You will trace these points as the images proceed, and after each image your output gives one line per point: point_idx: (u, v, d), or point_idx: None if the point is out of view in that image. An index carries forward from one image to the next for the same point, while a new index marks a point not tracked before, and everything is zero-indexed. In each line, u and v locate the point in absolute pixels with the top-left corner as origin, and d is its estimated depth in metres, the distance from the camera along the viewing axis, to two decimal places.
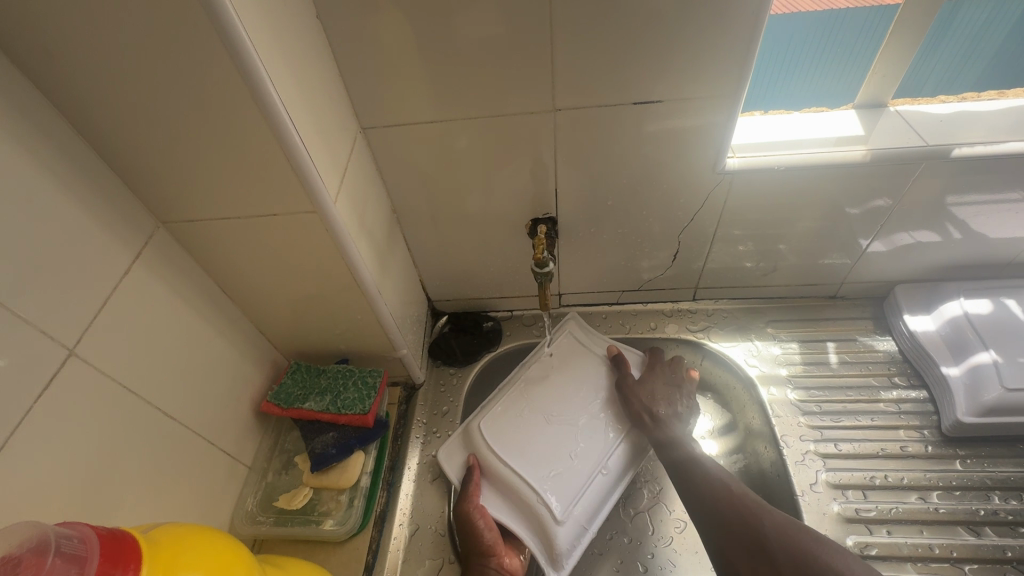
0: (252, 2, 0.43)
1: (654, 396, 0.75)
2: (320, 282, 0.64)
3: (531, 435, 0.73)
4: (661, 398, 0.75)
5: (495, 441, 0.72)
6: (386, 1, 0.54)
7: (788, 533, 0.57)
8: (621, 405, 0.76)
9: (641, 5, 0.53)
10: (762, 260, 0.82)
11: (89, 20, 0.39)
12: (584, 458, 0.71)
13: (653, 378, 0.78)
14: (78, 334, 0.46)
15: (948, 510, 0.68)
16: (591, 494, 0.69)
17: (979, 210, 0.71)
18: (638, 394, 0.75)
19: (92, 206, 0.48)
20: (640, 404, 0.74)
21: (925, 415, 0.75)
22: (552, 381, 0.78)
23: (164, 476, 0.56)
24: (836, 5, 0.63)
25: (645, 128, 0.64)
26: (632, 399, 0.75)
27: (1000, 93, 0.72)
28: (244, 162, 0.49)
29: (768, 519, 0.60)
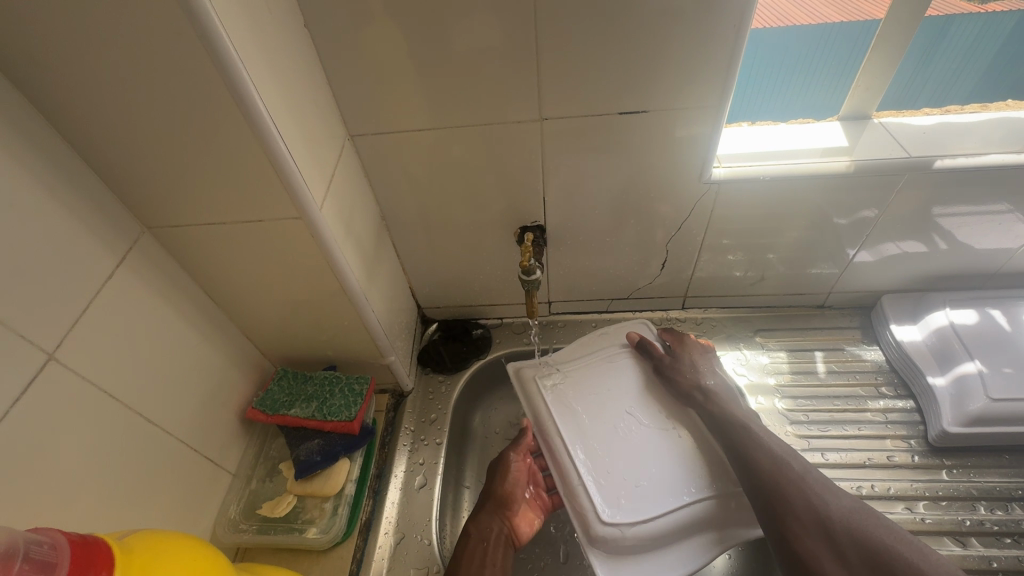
0: (238, 11, 0.43)
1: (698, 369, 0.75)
2: (306, 288, 0.64)
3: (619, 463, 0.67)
4: (699, 371, 0.75)
5: (618, 506, 0.64)
6: (373, 12, 0.54)
7: (853, 521, 0.57)
8: (666, 388, 0.74)
9: (625, 17, 0.54)
10: (751, 269, 0.83)
11: (75, 26, 0.40)
12: (669, 430, 0.71)
13: (687, 355, 0.77)
14: (57, 339, 0.46)
15: (935, 521, 0.67)
16: (709, 468, 0.67)
17: (963, 221, 0.72)
18: (687, 367, 0.75)
19: (74, 210, 0.48)
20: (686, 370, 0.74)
21: (912, 425, 0.75)
22: (592, 419, 0.71)
23: (144, 482, 0.55)
24: (830, 20, 0.65)
25: (631, 137, 0.65)
26: (679, 377, 0.74)
27: (983, 106, 0.73)
28: (230, 168, 0.50)
29: (834, 504, 0.58)
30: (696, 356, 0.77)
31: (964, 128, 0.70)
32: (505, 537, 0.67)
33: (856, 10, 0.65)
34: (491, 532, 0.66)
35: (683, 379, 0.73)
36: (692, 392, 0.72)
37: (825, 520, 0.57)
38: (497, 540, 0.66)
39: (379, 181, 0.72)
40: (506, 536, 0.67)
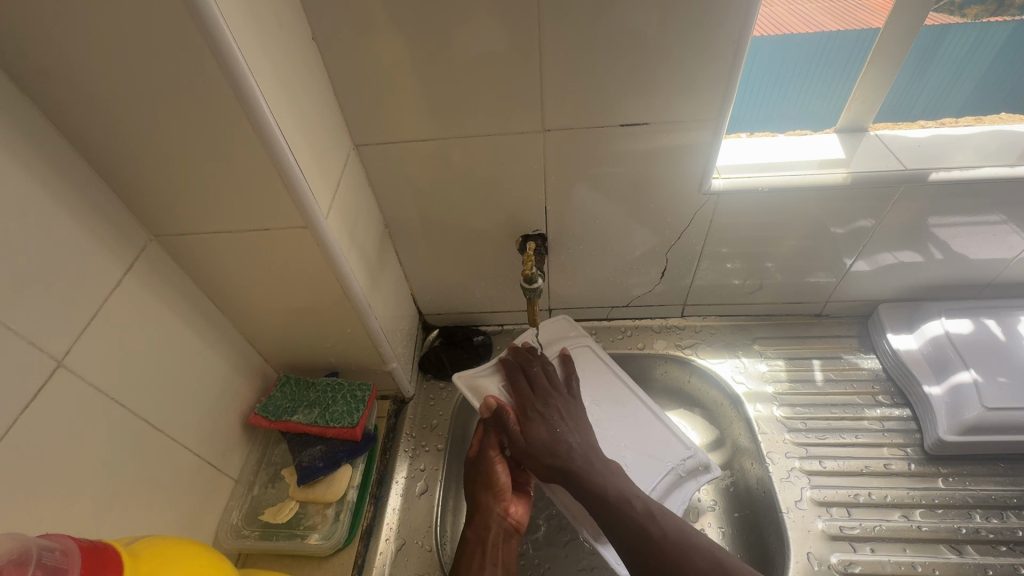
0: (249, 26, 0.44)
1: (554, 420, 0.71)
2: (310, 296, 0.64)
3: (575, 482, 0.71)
4: (546, 424, 0.71)
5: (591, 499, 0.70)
6: (380, 24, 0.55)
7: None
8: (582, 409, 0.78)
9: (627, 32, 0.55)
10: (749, 278, 0.84)
11: (90, 40, 0.41)
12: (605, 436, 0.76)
13: (541, 407, 0.73)
14: (67, 345, 0.47)
15: (931, 529, 0.68)
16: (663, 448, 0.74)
17: (958, 232, 0.73)
18: (552, 422, 0.71)
19: (85, 219, 0.48)
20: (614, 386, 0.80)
21: (908, 433, 0.76)
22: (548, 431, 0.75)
23: (149, 488, 0.56)
24: (828, 28, 0.66)
25: (632, 148, 0.66)
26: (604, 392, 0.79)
27: (977, 118, 0.74)
28: (238, 178, 0.50)
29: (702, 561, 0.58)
30: (556, 400, 0.74)
31: (959, 140, 0.71)
32: (506, 531, 0.69)
33: (853, 17, 0.65)
34: (489, 530, 0.68)
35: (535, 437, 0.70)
36: (545, 450, 0.69)
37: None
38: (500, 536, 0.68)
39: (383, 189, 0.72)
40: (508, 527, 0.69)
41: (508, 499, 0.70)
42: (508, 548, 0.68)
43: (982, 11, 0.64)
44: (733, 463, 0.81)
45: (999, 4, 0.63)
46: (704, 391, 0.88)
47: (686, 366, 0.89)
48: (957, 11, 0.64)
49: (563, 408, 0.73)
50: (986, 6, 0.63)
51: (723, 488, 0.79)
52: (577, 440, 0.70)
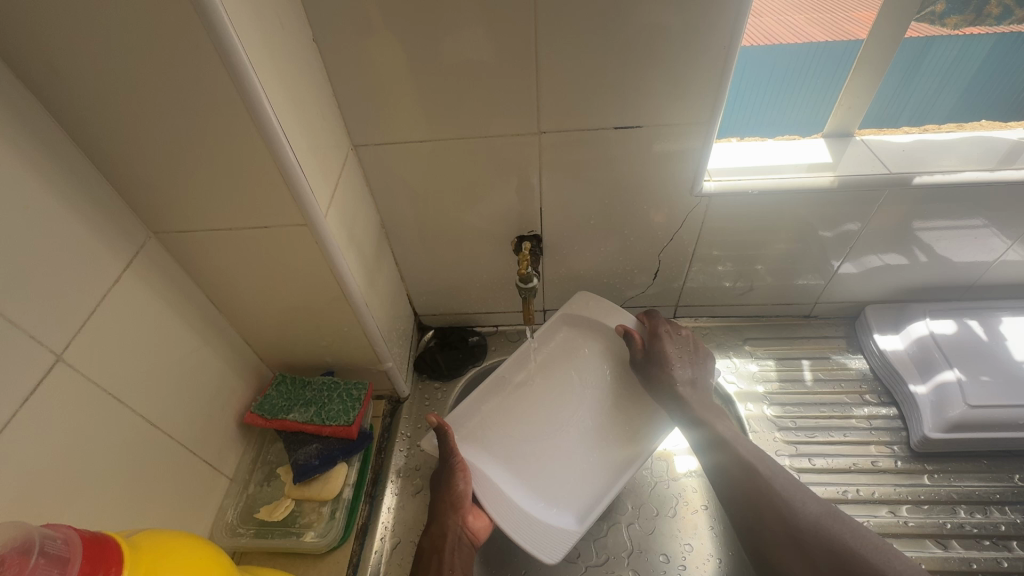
0: (252, 25, 0.45)
1: (671, 359, 0.78)
2: (307, 294, 0.65)
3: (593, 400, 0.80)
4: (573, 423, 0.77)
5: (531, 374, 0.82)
6: (380, 26, 0.56)
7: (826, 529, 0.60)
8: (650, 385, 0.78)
9: (621, 35, 0.56)
10: (740, 280, 0.86)
11: (96, 37, 0.41)
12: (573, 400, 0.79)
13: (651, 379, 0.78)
14: (67, 340, 0.47)
15: (918, 524, 0.69)
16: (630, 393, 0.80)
17: (941, 235, 0.75)
18: (666, 357, 0.78)
19: (85, 215, 0.49)
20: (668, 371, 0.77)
21: (895, 431, 0.77)
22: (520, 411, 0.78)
23: (144, 485, 0.56)
24: (814, 39, 0.68)
25: (625, 150, 0.67)
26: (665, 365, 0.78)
27: (959, 126, 0.77)
28: (238, 175, 0.51)
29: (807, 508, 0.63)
30: (676, 338, 0.81)
31: (941, 146, 0.74)
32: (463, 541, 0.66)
33: (841, 29, 0.67)
34: (444, 539, 0.66)
35: (664, 376, 0.77)
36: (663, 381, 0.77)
37: (797, 537, 0.61)
38: (455, 544, 0.66)
39: (380, 190, 0.73)
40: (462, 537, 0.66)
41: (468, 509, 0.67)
42: (462, 559, 0.65)
43: (961, 21, 0.66)
44: None
45: (977, 14, 0.65)
46: None
47: None
48: (938, 21, 0.66)
49: (677, 345, 0.80)
50: (965, 16, 0.65)
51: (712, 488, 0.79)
52: (687, 382, 0.77)
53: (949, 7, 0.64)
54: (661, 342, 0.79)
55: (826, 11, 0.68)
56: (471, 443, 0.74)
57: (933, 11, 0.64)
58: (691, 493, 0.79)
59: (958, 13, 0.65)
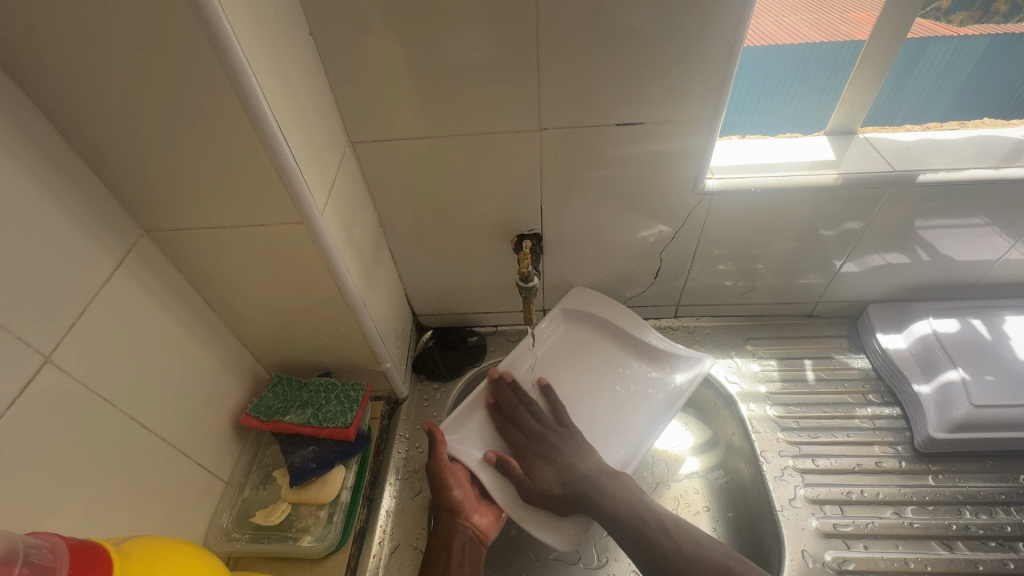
0: (246, 17, 0.44)
1: (565, 458, 0.70)
2: (304, 294, 0.63)
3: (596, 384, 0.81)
4: (546, 461, 0.70)
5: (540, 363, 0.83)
6: (378, 20, 0.55)
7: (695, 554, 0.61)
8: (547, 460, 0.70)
9: (624, 31, 0.55)
10: (741, 279, 0.85)
11: (84, 28, 0.40)
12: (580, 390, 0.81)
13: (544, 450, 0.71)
14: (56, 342, 0.46)
15: (923, 525, 0.68)
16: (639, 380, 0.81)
17: (945, 234, 0.75)
18: (562, 460, 0.70)
19: (75, 213, 0.47)
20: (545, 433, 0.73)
21: (899, 431, 0.77)
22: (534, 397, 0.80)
23: (136, 490, 0.54)
24: (811, 39, 0.67)
25: (628, 148, 0.66)
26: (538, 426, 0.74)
27: (961, 124, 0.76)
28: (233, 172, 0.50)
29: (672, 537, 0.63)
30: (553, 434, 0.73)
31: (944, 143, 0.73)
32: (472, 540, 0.66)
33: (837, 29, 0.67)
34: (455, 538, 0.65)
35: (571, 486, 0.68)
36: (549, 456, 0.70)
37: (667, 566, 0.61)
38: (466, 544, 0.66)
39: (378, 188, 0.72)
40: (473, 538, 0.66)
41: (469, 510, 0.68)
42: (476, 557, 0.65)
43: (968, 18, 0.65)
44: (727, 463, 0.80)
45: (984, 11, 0.65)
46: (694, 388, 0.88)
47: None
48: (943, 17, 0.66)
49: (557, 440, 0.72)
50: (971, 12, 0.65)
51: (714, 489, 0.78)
52: (588, 468, 0.69)
53: (956, 3, 0.64)
54: (545, 450, 0.71)
55: (821, 11, 0.69)
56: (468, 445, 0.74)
57: (938, 7, 0.64)
58: (693, 494, 0.78)
59: (965, 9, 0.64)
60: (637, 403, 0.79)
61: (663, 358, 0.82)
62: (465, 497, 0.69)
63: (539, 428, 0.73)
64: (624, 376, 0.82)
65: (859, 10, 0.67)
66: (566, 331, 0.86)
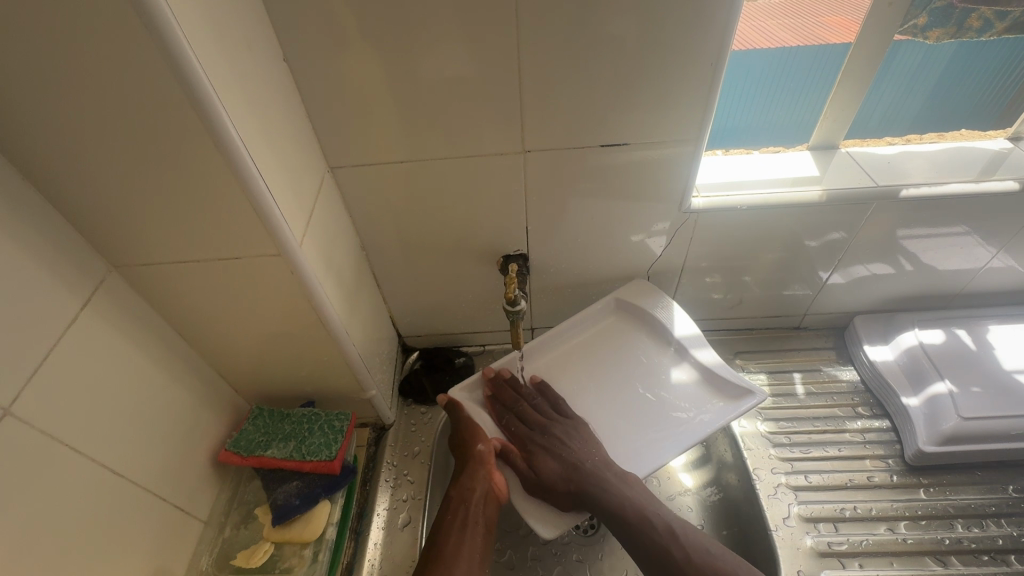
0: (215, 47, 0.42)
1: (570, 453, 0.66)
2: (284, 325, 0.62)
3: (631, 380, 0.75)
4: (551, 454, 0.67)
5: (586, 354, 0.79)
6: (354, 47, 0.54)
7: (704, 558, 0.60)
8: (546, 450, 0.68)
9: (604, 54, 0.55)
10: (729, 292, 0.84)
11: (42, 64, 0.38)
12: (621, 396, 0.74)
13: (549, 434, 0.69)
14: (17, 391, 0.43)
15: (916, 541, 0.68)
16: (701, 382, 0.73)
17: (927, 246, 0.75)
18: (565, 455, 0.66)
19: (36, 254, 0.45)
20: (557, 427, 0.70)
21: (889, 444, 0.77)
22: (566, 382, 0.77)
23: (109, 539, 0.52)
24: (787, 44, 0.65)
25: (613, 167, 0.66)
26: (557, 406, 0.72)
27: (940, 135, 0.77)
28: (205, 205, 0.48)
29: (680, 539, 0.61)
30: (560, 428, 0.69)
31: (925, 157, 0.74)
32: (489, 497, 0.66)
33: (812, 34, 0.66)
34: (474, 492, 0.66)
35: (574, 482, 0.64)
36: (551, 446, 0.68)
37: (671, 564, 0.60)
38: (481, 499, 0.66)
39: (359, 212, 0.70)
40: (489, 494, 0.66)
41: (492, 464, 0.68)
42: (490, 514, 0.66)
43: (943, 34, 0.65)
44: (720, 479, 0.79)
45: (959, 27, 0.64)
46: None
47: None
48: (920, 34, 0.65)
49: (567, 429, 0.69)
50: (947, 29, 0.64)
51: (708, 507, 0.77)
52: (594, 463, 0.65)
53: (932, 20, 0.63)
54: (550, 443, 0.68)
55: (796, 15, 0.66)
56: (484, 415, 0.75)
57: (916, 24, 0.64)
58: (687, 511, 0.77)
59: (941, 26, 0.64)
60: (667, 419, 0.70)
61: (717, 386, 0.72)
62: (490, 452, 0.69)
63: (544, 420, 0.71)
64: (667, 378, 0.74)
65: (832, 14, 0.66)
66: (617, 324, 0.81)
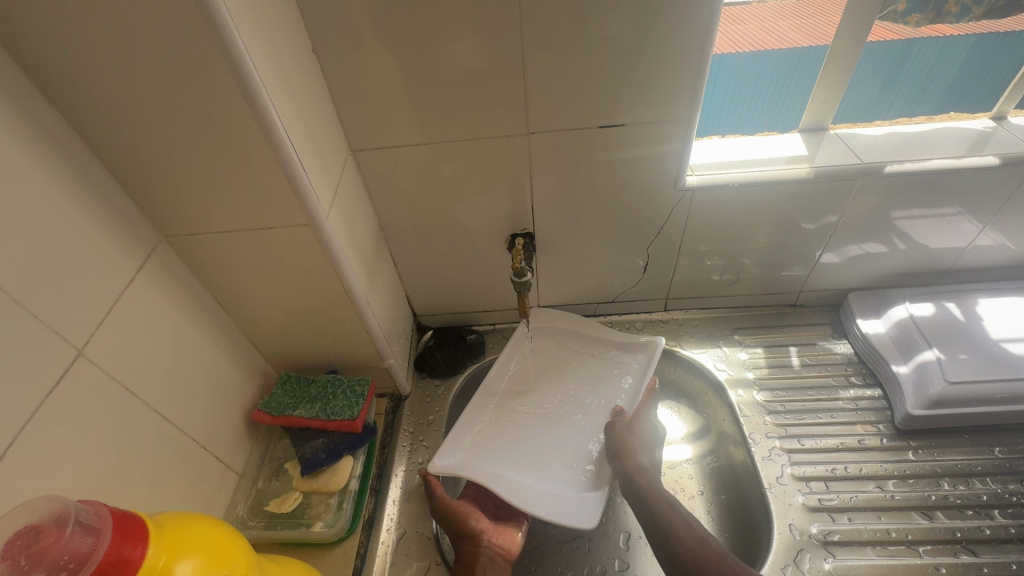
0: (257, 37, 0.48)
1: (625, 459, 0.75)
2: (310, 294, 0.67)
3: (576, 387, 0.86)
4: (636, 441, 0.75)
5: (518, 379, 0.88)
6: (374, 39, 0.60)
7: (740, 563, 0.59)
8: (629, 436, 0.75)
9: (601, 40, 0.60)
10: (727, 271, 0.89)
11: (114, 53, 0.45)
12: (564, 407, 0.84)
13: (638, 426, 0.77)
14: (86, 337, 0.50)
15: (903, 497, 0.72)
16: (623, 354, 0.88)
17: (915, 221, 0.79)
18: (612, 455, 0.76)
19: (102, 220, 0.52)
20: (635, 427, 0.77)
21: (880, 410, 0.80)
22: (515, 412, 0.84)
23: (159, 479, 0.58)
24: (800, 44, 0.72)
25: (612, 148, 0.71)
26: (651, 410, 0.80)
27: (928, 118, 0.81)
28: (244, 178, 0.54)
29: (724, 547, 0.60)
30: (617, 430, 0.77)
31: (911, 136, 0.78)
32: (497, 560, 0.67)
33: (822, 32, 0.71)
34: (480, 556, 0.66)
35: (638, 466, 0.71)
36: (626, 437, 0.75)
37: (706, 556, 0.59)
38: (489, 563, 0.66)
39: (378, 194, 0.76)
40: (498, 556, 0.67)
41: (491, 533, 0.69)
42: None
43: (923, 19, 0.70)
44: (719, 449, 0.84)
45: (937, 13, 0.70)
46: (687, 380, 0.92)
47: (671, 358, 0.93)
48: (901, 19, 0.70)
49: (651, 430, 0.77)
50: (925, 14, 0.70)
51: (709, 473, 0.82)
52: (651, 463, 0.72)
53: (910, 6, 0.69)
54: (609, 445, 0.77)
55: (810, 15, 0.72)
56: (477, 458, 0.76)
57: (894, 10, 0.69)
58: (688, 479, 0.82)
59: (919, 11, 0.70)
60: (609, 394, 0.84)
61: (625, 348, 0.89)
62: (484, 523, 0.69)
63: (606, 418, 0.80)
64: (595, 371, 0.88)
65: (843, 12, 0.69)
66: (536, 347, 0.91)
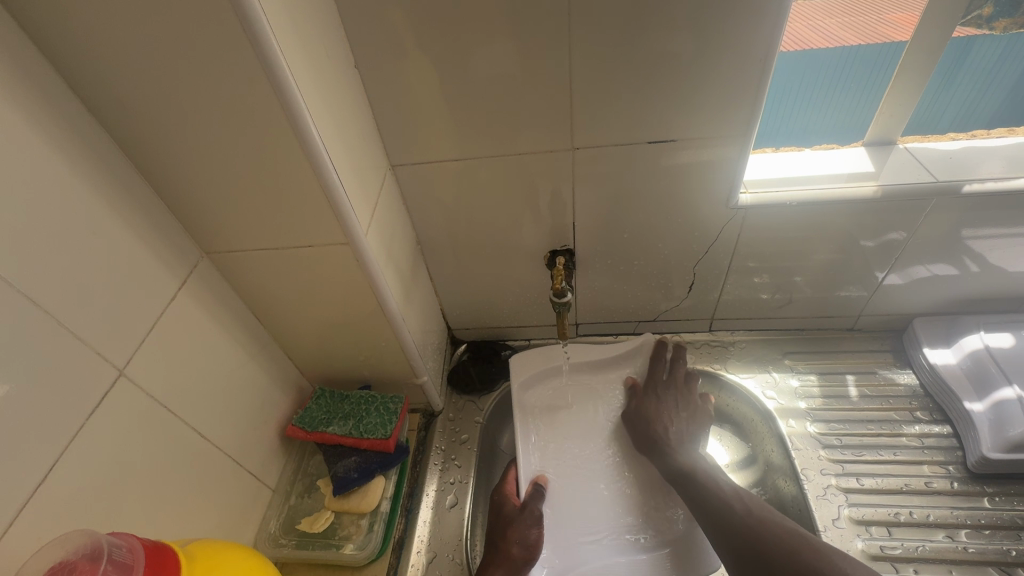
0: (300, 54, 0.48)
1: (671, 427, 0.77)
2: (347, 311, 0.67)
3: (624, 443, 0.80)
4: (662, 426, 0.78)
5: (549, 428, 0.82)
6: (416, 52, 0.59)
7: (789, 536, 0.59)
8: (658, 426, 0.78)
9: (653, 52, 0.57)
10: (778, 292, 0.83)
11: (160, 74, 0.45)
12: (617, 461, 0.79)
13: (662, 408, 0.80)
14: (127, 356, 0.50)
15: (978, 550, 0.65)
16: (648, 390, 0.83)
17: (994, 244, 0.72)
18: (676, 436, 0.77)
19: (145, 238, 0.52)
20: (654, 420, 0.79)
21: (950, 450, 0.74)
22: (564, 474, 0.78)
23: (195, 495, 0.58)
24: (848, 43, 0.66)
25: (659, 164, 0.67)
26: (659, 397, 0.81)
27: (1011, 130, 0.73)
28: (284, 196, 0.53)
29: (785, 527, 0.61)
30: (673, 402, 0.81)
31: (991, 152, 0.71)
32: None
33: (876, 32, 0.66)
34: None
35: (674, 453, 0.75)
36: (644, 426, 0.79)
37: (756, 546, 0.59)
38: None
39: (416, 208, 0.75)
40: None
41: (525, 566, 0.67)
42: None
43: (1011, 24, 0.63)
44: (765, 480, 0.79)
45: None
46: (732, 405, 0.87)
47: (715, 381, 0.88)
48: (985, 24, 0.64)
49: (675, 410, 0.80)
50: (1014, 19, 0.63)
51: None
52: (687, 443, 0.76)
53: (997, 9, 0.62)
54: (663, 419, 0.79)
55: (858, 15, 0.67)
56: (569, 537, 0.72)
57: (979, 14, 0.63)
58: None
59: (1008, 15, 0.63)
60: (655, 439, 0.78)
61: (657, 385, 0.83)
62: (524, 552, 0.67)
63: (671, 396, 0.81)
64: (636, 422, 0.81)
65: (901, 12, 0.65)
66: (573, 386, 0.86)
